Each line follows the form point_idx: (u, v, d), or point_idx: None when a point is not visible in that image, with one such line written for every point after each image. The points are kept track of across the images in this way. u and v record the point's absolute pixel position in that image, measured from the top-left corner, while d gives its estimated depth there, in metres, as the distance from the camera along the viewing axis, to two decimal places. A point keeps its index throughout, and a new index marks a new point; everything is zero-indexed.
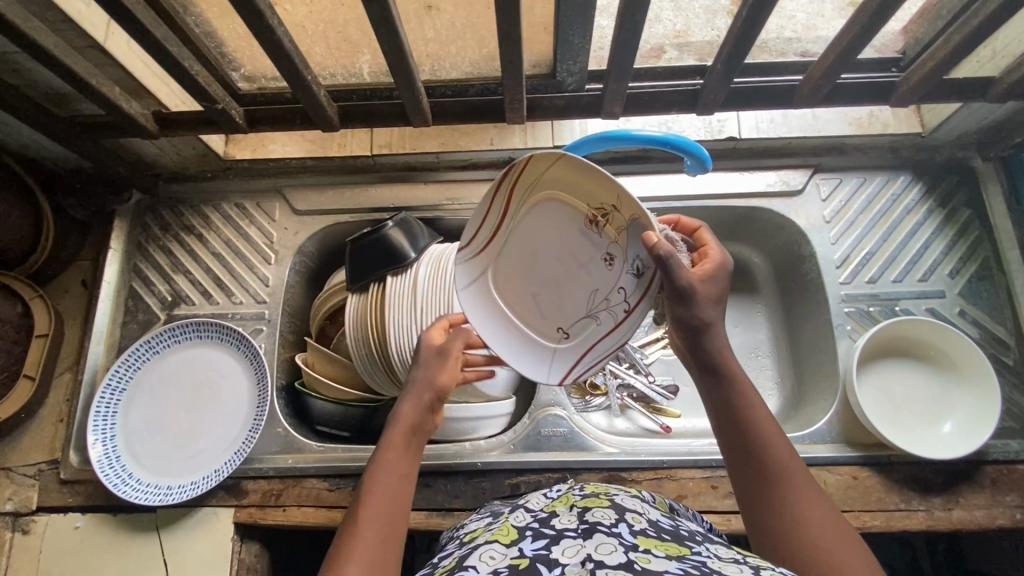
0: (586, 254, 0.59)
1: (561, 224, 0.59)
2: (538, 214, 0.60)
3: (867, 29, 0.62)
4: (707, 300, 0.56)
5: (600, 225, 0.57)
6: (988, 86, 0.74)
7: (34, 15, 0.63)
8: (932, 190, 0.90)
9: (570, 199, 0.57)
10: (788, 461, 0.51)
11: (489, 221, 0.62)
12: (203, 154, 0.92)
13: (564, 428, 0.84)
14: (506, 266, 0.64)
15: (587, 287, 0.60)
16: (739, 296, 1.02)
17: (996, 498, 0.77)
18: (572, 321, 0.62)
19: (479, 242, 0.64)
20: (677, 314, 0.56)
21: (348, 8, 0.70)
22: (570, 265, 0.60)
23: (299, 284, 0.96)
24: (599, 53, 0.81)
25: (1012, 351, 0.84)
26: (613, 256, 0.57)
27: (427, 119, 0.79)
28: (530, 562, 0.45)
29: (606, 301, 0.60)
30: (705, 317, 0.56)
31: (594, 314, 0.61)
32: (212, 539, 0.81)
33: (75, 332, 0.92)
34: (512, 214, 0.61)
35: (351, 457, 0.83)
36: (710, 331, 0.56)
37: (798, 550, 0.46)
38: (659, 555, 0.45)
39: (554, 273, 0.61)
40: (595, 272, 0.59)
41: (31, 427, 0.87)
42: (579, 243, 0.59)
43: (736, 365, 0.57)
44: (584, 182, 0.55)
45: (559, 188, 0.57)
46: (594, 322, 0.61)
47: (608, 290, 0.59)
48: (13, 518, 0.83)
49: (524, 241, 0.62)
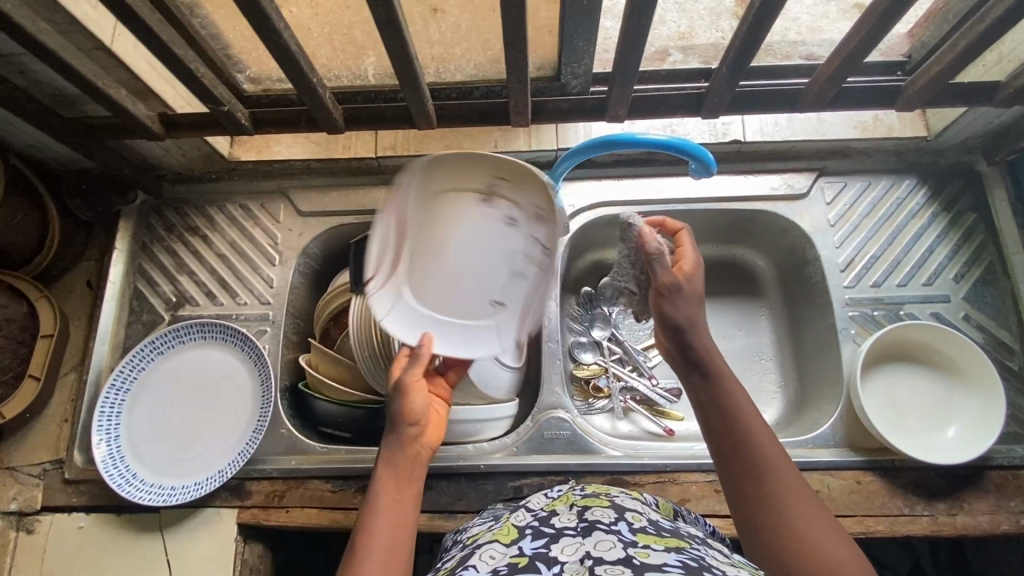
0: (484, 232, 0.62)
1: (448, 219, 0.62)
2: (426, 220, 0.63)
3: (874, 32, 0.62)
4: (688, 299, 0.63)
5: (488, 198, 0.62)
6: (994, 90, 0.73)
7: (41, 17, 0.63)
8: (937, 194, 0.90)
9: (454, 190, 0.62)
10: (775, 459, 0.52)
11: (391, 247, 0.65)
12: (208, 156, 0.92)
13: (567, 431, 0.84)
14: (422, 277, 0.65)
15: (501, 258, 0.63)
16: (743, 300, 1.01)
17: (1000, 504, 0.76)
18: (501, 290, 0.65)
19: (385, 269, 0.65)
20: (665, 312, 0.63)
21: (354, 10, 0.70)
22: (478, 248, 0.63)
23: (303, 286, 0.96)
24: (604, 55, 0.80)
25: (1017, 355, 0.84)
26: (513, 215, 0.62)
27: (431, 121, 0.79)
28: (529, 561, 0.46)
29: (524, 260, 0.64)
30: (688, 312, 0.62)
31: (518, 276, 0.65)
32: (215, 539, 0.81)
33: (80, 332, 0.92)
34: (405, 227, 0.64)
35: (355, 459, 0.83)
36: (694, 329, 0.61)
37: (785, 547, 0.48)
38: (657, 549, 0.45)
39: (469, 263, 0.63)
40: (501, 241, 0.63)
41: (35, 427, 0.87)
42: (478, 224, 0.62)
43: (723, 364, 0.59)
44: (460, 172, 0.61)
45: (437, 186, 0.63)
46: (525, 283, 0.65)
47: (524, 249, 0.63)
48: (17, 518, 0.83)
49: (425, 251, 0.64)
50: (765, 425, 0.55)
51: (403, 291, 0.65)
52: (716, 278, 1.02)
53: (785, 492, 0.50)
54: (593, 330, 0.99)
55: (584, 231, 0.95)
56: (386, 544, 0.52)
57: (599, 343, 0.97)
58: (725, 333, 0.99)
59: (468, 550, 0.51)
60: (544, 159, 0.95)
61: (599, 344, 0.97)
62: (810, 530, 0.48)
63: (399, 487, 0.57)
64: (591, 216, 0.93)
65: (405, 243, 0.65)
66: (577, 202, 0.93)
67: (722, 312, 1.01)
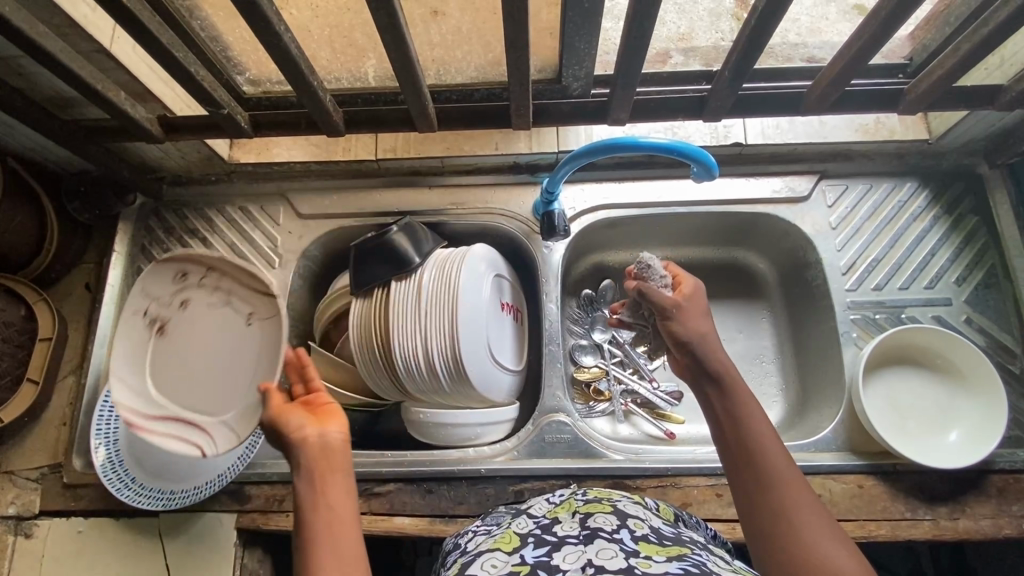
0: (189, 326, 0.76)
1: (166, 359, 0.75)
2: (162, 381, 0.74)
3: (877, 36, 0.62)
4: (690, 314, 0.66)
5: (156, 326, 0.75)
6: (996, 94, 0.73)
7: (39, 20, 0.62)
8: (938, 197, 0.90)
9: (143, 354, 0.74)
10: (778, 459, 0.53)
11: (173, 420, 0.73)
12: (207, 158, 0.92)
13: (568, 435, 0.83)
14: (218, 398, 0.75)
15: (219, 313, 0.77)
16: (744, 303, 1.01)
17: (1002, 508, 0.76)
18: (234, 322, 0.77)
19: (188, 437, 0.73)
20: (671, 329, 0.65)
21: (354, 13, 0.69)
22: (209, 337, 0.77)
23: (303, 289, 0.95)
24: (605, 57, 0.80)
25: (1018, 359, 0.84)
26: (182, 296, 0.76)
27: (432, 124, 0.78)
28: (531, 570, 0.46)
29: (220, 289, 0.77)
30: (694, 328, 0.64)
31: (235, 301, 0.77)
32: (215, 543, 0.81)
33: (78, 333, 0.91)
34: (158, 404, 0.73)
35: (355, 462, 0.83)
36: (704, 342, 0.62)
37: (790, 553, 0.48)
38: (659, 559, 0.45)
39: (213, 352, 0.76)
40: (203, 306, 0.77)
41: (34, 430, 0.87)
42: (182, 331, 0.76)
43: (736, 376, 0.59)
44: (116, 353, 0.72)
45: (135, 369, 0.73)
46: (241, 291, 0.77)
47: (208, 288, 0.77)
48: (15, 522, 0.82)
49: (182, 393, 0.75)
50: (774, 435, 0.55)
51: (219, 421, 0.75)
52: (716, 281, 1.02)
53: (792, 499, 0.50)
54: (594, 333, 0.98)
55: (585, 234, 0.95)
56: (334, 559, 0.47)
57: (599, 347, 0.97)
58: (726, 336, 0.99)
59: (469, 558, 0.51)
60: (545, 161, 0.94)
61: (600, 347, 0.97)
62: (814, 537, 0.48)
63: (322, 498, 0.51)
64: (592, 218, 0.93)
65: (177, 400, 0.74)
66: (577, 206, 0.92)
67: (722, 315, 1.01)
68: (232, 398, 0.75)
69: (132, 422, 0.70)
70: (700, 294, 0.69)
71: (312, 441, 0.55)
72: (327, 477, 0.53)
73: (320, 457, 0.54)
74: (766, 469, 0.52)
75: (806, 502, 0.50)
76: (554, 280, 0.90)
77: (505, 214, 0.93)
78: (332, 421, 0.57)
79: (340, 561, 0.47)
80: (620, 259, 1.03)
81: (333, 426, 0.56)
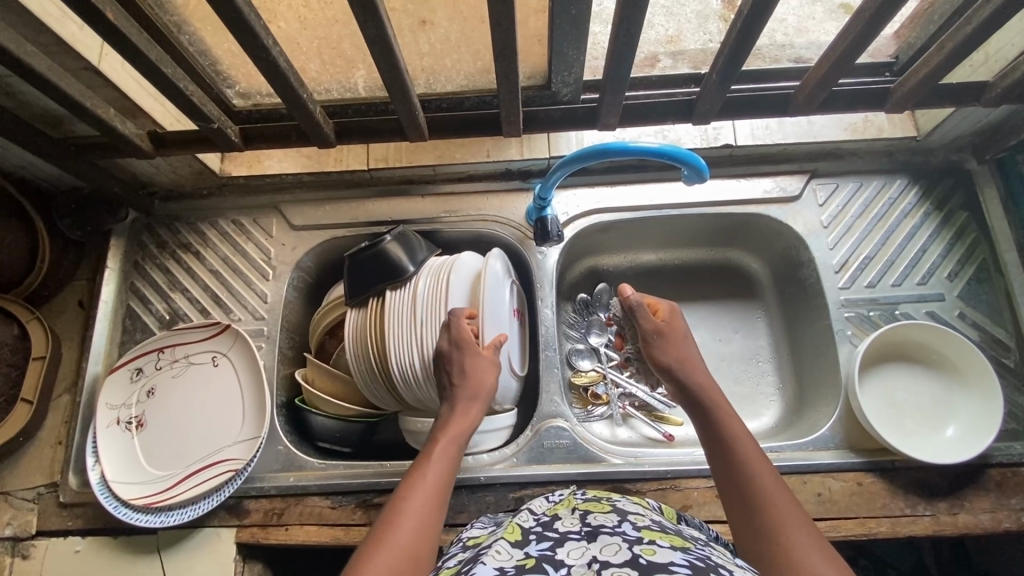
0: (159, 405, 0.85)
1: (149, 445, 0.83)
2: (149, 464, 0.82)
3: (861, 38, 0.62)
4: (671, 341, 0.78)
5: (132, 425, 0.84)
6: (982, 90, 0.74)
7: (27, 39, 0.62)
8: (928, 193, 0.91)
9: (128, 449, 0.83)
10: (767, 481, 0.58)
11: (185, 480, 0.81)
12: (199, 172, 0.92)
13: (567, 441, 0.83)
14: (208, 441, 0.83)
15: (184, 380, 0.87)
16: (738, 302, 1.02)
17: (1001, 501, 0.76)
18: (193, 379, 0.87)
19: (203, 479, 0.81)
20: (658, 356, 0.77)
21: (342, 24, 0.70)
22: (177, 408, 0.85)
23: (298, 300, 0.95)
24: (593, 62, 0.81)
25: (1012, 353, 0.84)
26: (150, 384, 0.86)
27: (424, 133, 0.78)
28: (537, 562, 0.46)
29: (178, 359, 0.87)
30: (672, 356, 0.76)
31: (194, 360, 0.87)
32: (214, 559, 0.80)
33: (73, 352, 0.91)
34: (162, 479, 0.81)
35: (354, 474, 0.82)
36: (686, 369, 0.74)
37: (779, 563, 0.51)
38: (662, 546, 0.46)
39: (189, 411, 0.85)
40: (168, 384, 0.86)
41: (29, 450, 0.86)
42: (153, 417, 0.85)
43: (721, 402, 0.69)
44: (109, 455, 0.82)
45: (118, 470, 0.81)
46: (198, 345, 0.88)
47: (162, 363, 0.87)
48: (12, 543, 0.82)
49: (177, 456, 0.83)
50: (766, 460, 0.61)
51: (230, 444, 0.83)
52: (712, 282, 1.03)
53: (779, 513, 0.55)
54: (590, 337, 0.99)
55: (579, 237, 0.95)
56: (425, 496, 0.60)
57: (596, 350, 0.98)
58: (723, 336, 1.00)
59: (480, 549, 0.51)
60: (536, 167, 0.95)
61: (597, 351, 0.98)
62: (801, 553, 0.51)
63: (434, 460, 0.65)
64: (585, 222, 0.93)
65: (172, 467, 0.82)
66: (571, 210, 0.92)
67: (717, 315, 1.01)
68: (226, 432, 0.84)
69: (150, 501, 0.79)
70: (677, 316, 0.81)
71: (472, 405, 0.72)
72: (449, 437, 0.69)
73: (458, 424, 0.70)
74: (756, 490, 0.58)
75: (797, 517, 0.54)
76: (550, 285, 0.91)
77: (499, 220, 0.93)
78: (478, 398, 0.73)
79: (434, 488, 0.61)
80: (614, 262, 1.03)
81: (474, 420, 0.72)
